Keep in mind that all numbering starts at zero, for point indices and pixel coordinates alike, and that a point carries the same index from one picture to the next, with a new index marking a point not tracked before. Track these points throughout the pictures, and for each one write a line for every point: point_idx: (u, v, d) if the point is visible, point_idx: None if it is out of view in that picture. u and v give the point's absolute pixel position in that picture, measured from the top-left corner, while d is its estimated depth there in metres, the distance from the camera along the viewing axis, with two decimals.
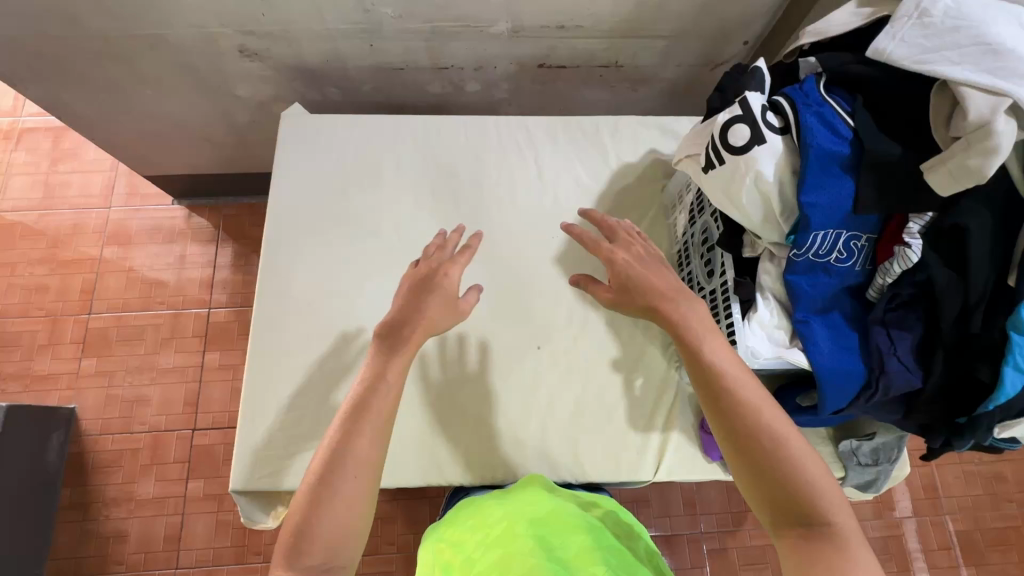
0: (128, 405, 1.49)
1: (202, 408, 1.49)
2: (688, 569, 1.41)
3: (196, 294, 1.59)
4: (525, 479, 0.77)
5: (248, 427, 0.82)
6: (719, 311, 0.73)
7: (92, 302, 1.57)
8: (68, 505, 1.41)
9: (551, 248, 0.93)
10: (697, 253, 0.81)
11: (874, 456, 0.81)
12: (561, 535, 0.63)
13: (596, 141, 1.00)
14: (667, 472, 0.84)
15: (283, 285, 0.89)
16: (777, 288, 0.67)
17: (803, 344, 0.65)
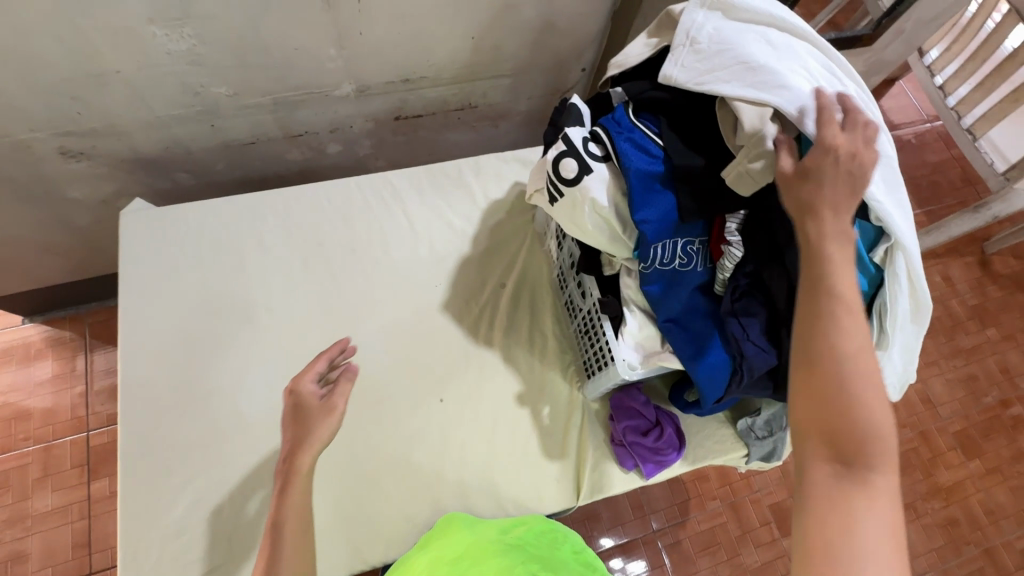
0: (1, 567, 1.27)
1: (97, 547, 1.31)
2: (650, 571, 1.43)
3: (68, 418, 1.40)
4: (445, 520, 0.74)
5: (129, 568, 0.73)
6: (598, 330, 0.77)
7: None
8: None
9: (436, 296, 0.93)
10: (571, 277, 0.85)
11: (769, 427, 0.87)
12: (479, 565, 0.62)
13: (462, 184, 1.01)
14: (589, 493, 0.84)
15: (150, 399, 0.81)
16: (638, 298, 0.70)
17: (671, 347, 0.69)
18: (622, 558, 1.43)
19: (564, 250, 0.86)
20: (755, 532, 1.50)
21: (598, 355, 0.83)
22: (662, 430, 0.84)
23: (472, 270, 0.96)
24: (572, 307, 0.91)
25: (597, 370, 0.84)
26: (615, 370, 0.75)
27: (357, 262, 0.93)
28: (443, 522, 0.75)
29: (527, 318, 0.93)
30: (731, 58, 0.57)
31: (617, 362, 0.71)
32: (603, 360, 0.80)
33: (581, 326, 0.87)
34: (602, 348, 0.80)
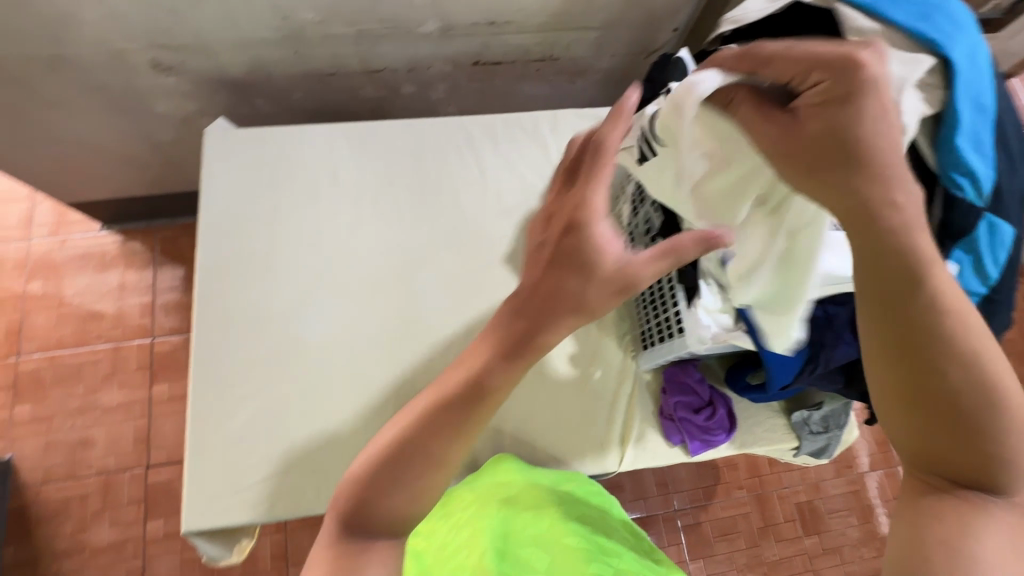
0: (71, 448, 1.40)
1: (155, 444, 1.42)
2: (665, 547, 1.44)
3: (136, 324, 1.50)
4: (495, 458, 0.76)
5: (195, 464, 0.78)
6: (668, 300, 0.77)
7: (19, 343, 1.46)
8: (13, 563, 1.31)
9: (499, 248, 0.92)
10: (642, 243, 0.82)
11: (824, 423, 0.85)
12: (539, 509, 0.68)
13: (537, 138, 0.99)
14: (632, 459, 0.84)
15: (222, 314, 0.85)
16: (719, 273, 0.67)
17: (746, 326, 0.67)
18: None
19: (638, 215, 0.83)
20: (777, 526, 1.49)
21: (659, 326, 0.81)
22: (708, 411, 0.84)
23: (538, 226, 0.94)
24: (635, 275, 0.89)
25: (656, 342, 0.82)
26: (679, 343, 0.74)
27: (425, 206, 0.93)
28: (490, 463, 0.77)
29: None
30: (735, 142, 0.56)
31: (688, 335, 0.70)
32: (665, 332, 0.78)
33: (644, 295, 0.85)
34: (667, 320, 0.78)
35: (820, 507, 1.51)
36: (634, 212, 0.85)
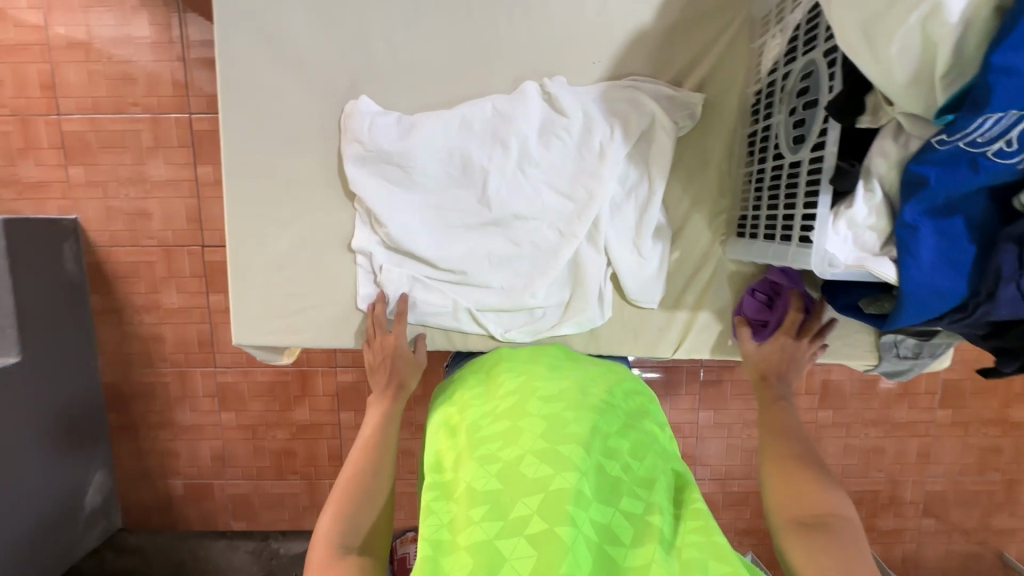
0: (130, 218, 1.44)
1: (207, 226, 1.44)
2: (682, 394, 1.53)
3: (171, 94, 1.38)
4: (534, 357, 0.85)
5: (244, 293, 0.94)
6: (800, 192, 0.73)
7: (57, 101, 1.38)
8: (101, 310, 1.48)
9: (593, 76, 0.92)
10: (786, 106, 0.77)
11: (916, 350, 0.90)
12: (571, 411, 0.71)
13: None
14: (686, 349, 0.97)
15: (252, 114, 0.91)
16: (888, 176, 0.64)
17: (899, 254, 0.63)
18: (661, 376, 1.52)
19: (790, 78, 0.76)
20: (797, 396, 1.53)
21: (768, 220, 0.82)
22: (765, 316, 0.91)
23: (643, 56, 0.91)
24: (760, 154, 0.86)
25: (747, 235, 0.88)
26: (779, 252, 0.78)
27: (501, 21, 0.90)
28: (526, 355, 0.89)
29: (694, 148, 0.93)
30: (345, 142, 0.91)
31: (818, 252, 0.69)
32: (774, 233, 0.80)
33: (767, 176, 0.82)
34: (787, 219, 0.76)
35: (846, 386, 1.53)
36: (787, 75, 0.78)
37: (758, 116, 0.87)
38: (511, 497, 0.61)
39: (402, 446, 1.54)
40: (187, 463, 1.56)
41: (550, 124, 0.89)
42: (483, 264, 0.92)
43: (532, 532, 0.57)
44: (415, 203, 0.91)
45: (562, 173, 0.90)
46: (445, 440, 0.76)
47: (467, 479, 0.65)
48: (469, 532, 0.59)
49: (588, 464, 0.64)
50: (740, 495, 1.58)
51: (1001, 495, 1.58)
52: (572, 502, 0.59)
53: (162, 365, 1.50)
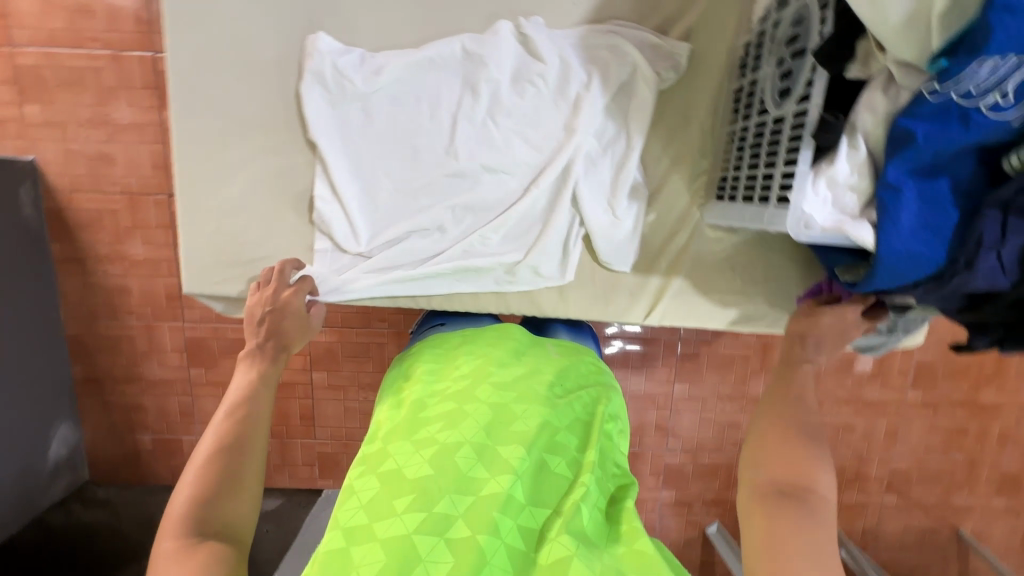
0: (92, 162, 1.36)
1: (173, 174, 1.37)
2: (659, 366, 1.52)
3: (133, 30, 1.29)
4: (496, 334, 0.85)
5: (195, 240, 0.90)
6: (781, 148, 0.71)
7: (9, 31, 1.28)
8: (63, 259, 1.42)
9: (573, 18, 0.87)
10: (773, 57, 0.74)
11: (891, 325, 0.92)
12: (523, 406, 0.71)
13: None
14: (659, 314, 0.94)
15: (205, 47, 0.85)
16: (873, 129, 0.63)
17: (877, 220, 0.63)
18: (637, 346, 1.51)
19: (780, 27, 0.73)
20: None
21: (747, 180, 0.80)
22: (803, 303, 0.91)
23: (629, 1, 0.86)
24: (744, 111, 0.83)
25: (725, 198, 0.86)
26: (756, 213, 0.77)
27: None
28: (489, 328, 0.90)
29: (678, 103, 0.89)
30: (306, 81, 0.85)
31: (796, 210, 0.68)
32: (752, 194, 0.78)
33: (750, 134, 0.80)
34: (769, 178, 0.74)
35: (822, 364, 1.53)
36: (777, 24, 0.74)
37: (746, 71, 0.83)
38: (438, 489, 0.62)
39: (375, 408, 1.53)
40: (155, 418, 1.54)
41: (525, 72, 0.86)
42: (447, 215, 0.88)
43: (452, 534, 0.58)
44: (379, 148, 0.88)
45: (537, 124, 0.86)
46: (385, 415, 0.76)
47: (395, 458, 0.66)
48: (387, 522, 0.60)
49: (528, 467, 0.65)
50: (710, 466, 1.60)
51: (963, 473, 1.62)
52: (500, 510, 0.60)
53: (128, 318, 1.46)
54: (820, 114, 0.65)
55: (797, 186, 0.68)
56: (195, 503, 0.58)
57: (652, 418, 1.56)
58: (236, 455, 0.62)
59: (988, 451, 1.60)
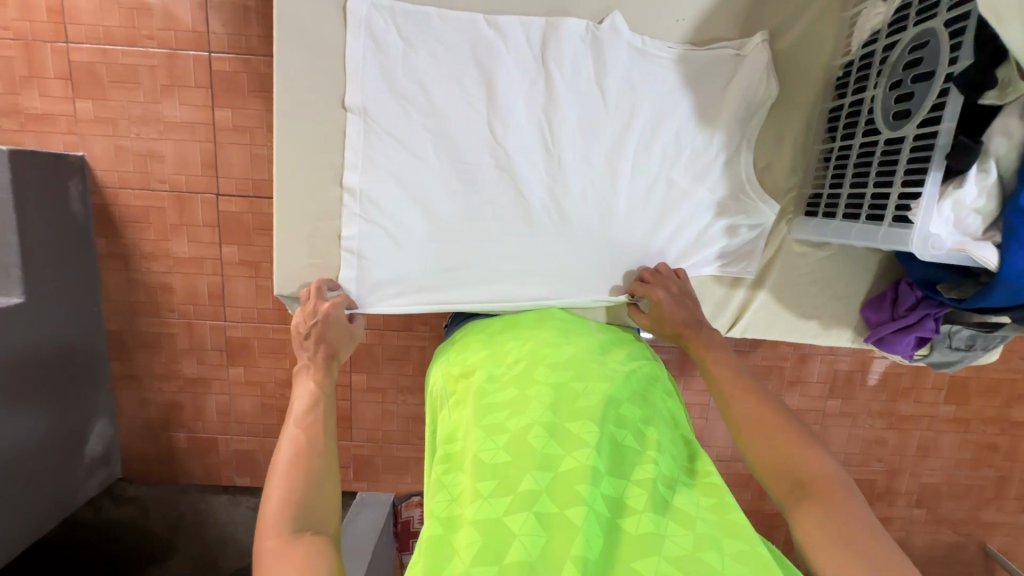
0: (141, 159, 1.36)
1: (222, 173, 1.37)
2: (696, 375, 1.53)
3: (189, 30, 1.30)
4: (539, 327, 0.92)
5: (293, 247, 0.98)
6: (896, 170, 0.79)
7: (65, 27, 1.29)
8: (106, 255, 1.43)
9: (677, 34, 0.94)
10: (889, 79, 0.81)
11: (969, 342, 0.94)
12: (586, 384, 0.78)
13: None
14: (742, 329, 1.06)
15: (328, 75, 0.92)
16: (1008, 156, 0.69)
17: (1000, 243, 0.70)
18: (676, 355, 1.52)
19: (896, 49, 0.80)
20: (808, 384, 1.54)
21: (849, 198, 0.88)
22: (914, 338, 0.94)
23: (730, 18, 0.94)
24: (845, 130, 0.91)
25: (819, 214, 0.96)
26: (863, 230, 0.84)
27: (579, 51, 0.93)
28: (529, 313, 0.99)
29: (776, 125, 0.98)
30: (346, 63, 0.91)
31: (918, 231, 0.73)
32: (859, 211, 0.86)
33: (854, 152, 0.87)
34: (879, 198, 0.82)
35: (859, 378, 1.55)
36: (890, 46, 0.82)
37: (846, 91, 0.92)
38: (519, 473, 0.66)
39: (413, 411, 1.53)
40: (192, 417, 1.53)
41: (579, 67, 0.93)
42: (509, 218, 0.99)
43: (541, 511, 0.63)
44: (435, 143, 0.95)
45: (601, 117, 0.95)
46: (452, 411, 0.82)
47: (472, 447, 0.72)
48: (475, 508, 0.64)
49: (599, 436, 0.70)
50: (743, 477, 1.61)
51: (992, 489, 1.63)
52: (584, 480, 0.64)
53: (170, 316, 1.46)
54: (951, 138, 0.72)
55: (923, 209, 0.73)
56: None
57: None
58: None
59: (1018, 468, 1.62)
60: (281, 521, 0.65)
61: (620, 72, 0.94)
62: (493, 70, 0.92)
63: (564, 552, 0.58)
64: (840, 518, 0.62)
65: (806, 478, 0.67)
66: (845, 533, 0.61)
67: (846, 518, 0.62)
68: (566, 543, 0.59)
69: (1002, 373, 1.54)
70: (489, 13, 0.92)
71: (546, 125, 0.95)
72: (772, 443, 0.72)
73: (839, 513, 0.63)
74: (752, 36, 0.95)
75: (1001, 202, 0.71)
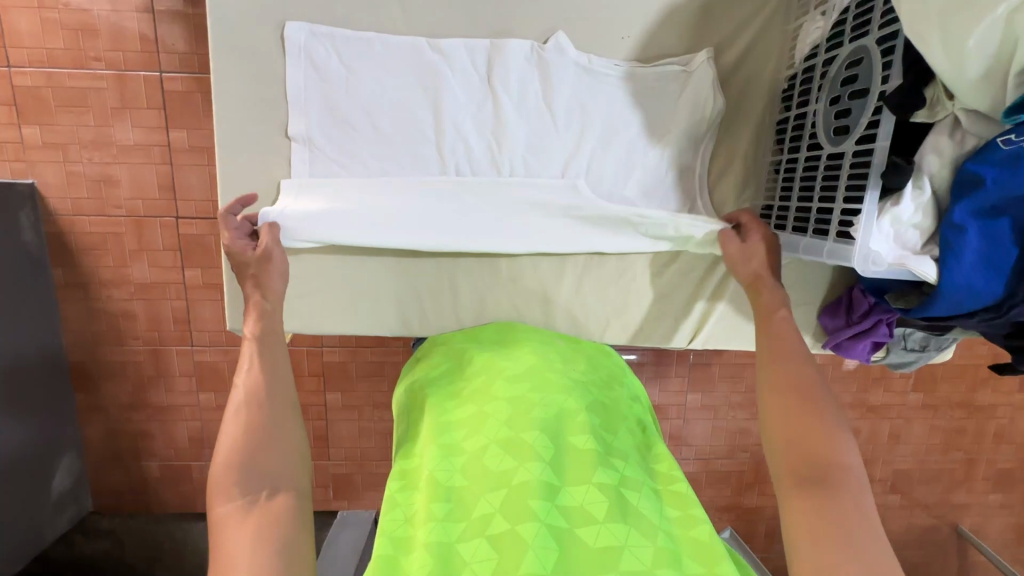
0: (95, 184, 1.32)
1: (181, 196, 1.34)
2: (672, 377, 1.54)
3: (138, 50, 1.26)
4: (512, 339, 0.91)
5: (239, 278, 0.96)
6: (838, 186, 0.79)
7: (7, 51, 1.24)
8: (63, 284, 1.38)
9: (620, 51, 0.94)
10: (829, 92, 0.82)
11: (922, 342, 0.97)
12: (544, 395, 0.77)
13: (626, 11, 0.92)
14: (703, 340, 1.08)
15: (270, 103, 0.91)
16: (941, 171, 0.71)
17: (942, 257, 0.71)
18: (651, 358, 1.52)
19: (835, 64, 0.81)
20: None
21: (798, 211, 0.89)
22: (869, 343, 0.96)
23: (673, 33, 0.94)
24: (791, 142, 0.92)
25: (771, 225, 0.97)
26: (812, 244, 0.84)
27: (523, 72, 0.92)
28: (491, 324, 0.99)
29: (723, 139, 1.00)
30: (288, 90, 0.90)
31: (860, 247, 0.74)
32: (807, 224, 0.87)
33: (800, 164, 0.89)
34: (824, 213, 0.83)
35: (830, 371, 1.57)
36: (829, 60, 0.83)
37: (791, 103, 0.93)
38: (474, 495, 0.66)
39: (390, 427, 1.51)
40: (163, 445, 1.50)
41: (526, 87, 0.93)
42: (462, 239, 0.98)
43: (494, 531, 0.62)
44: (384, 168, 0.95)
45: (550, 136, 0.95)
46: (411, 429, 0.81)
47: (427, 465, 0.71)
48: (427, 529, 0.64)
49: (553, 451, 0.70)
50: (722, 474, 1.62)
51: (962, 472, 1.68)
52: (536, 497, 0.64)
53: (134, 343, 1.42)
54: (887, 157, 0.72)
55: (865, 226, 0.74)
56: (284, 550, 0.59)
57: (665, 430, 1.58)
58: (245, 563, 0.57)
59: (985, 449, 1.67)
60: (232, 484, 0.63)
61: (568, 89, 0.94)
62: (439, 93, 0.92)
63: (516, 570, 0.58)
64: (846, 517, 0.60)
65: (825, 465, 0.65)
66: (844, 539, 0.59)
67: (849, 512, 0.61)
68: (517, 560, 0.59)
69: (965, 359, 1.59)
70: (432, 36, 0.91)
71: (495, 145, 0.95)
72: (793, 418, 0.70)
73: (847, 510, 0.61)
74: (697, 53, 0.95)
75: (937, 217, 0.73)
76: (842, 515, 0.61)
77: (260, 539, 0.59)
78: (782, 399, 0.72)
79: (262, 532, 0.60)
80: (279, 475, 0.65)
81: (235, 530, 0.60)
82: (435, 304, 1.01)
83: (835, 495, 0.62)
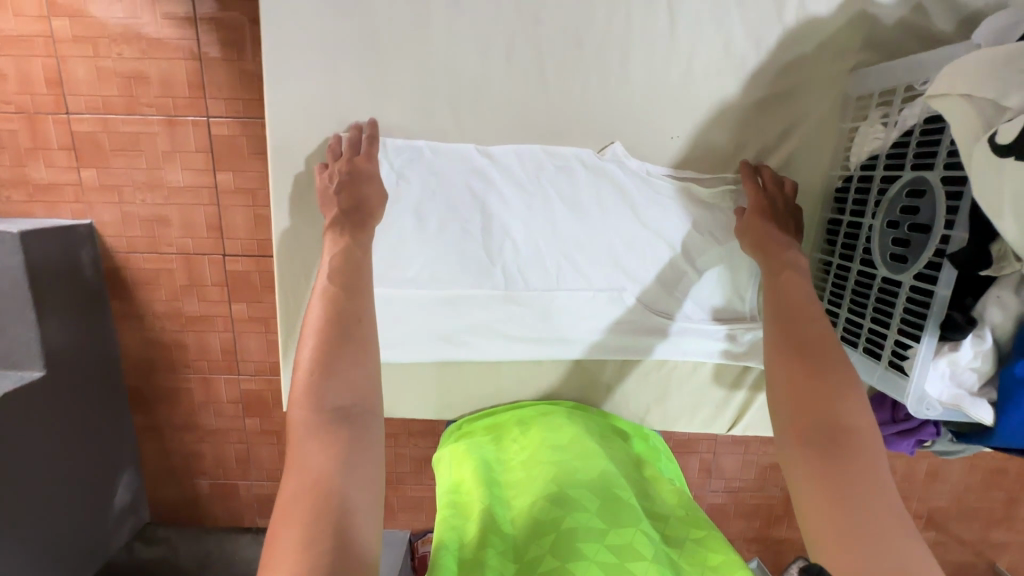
0: (149, 224, 1.38)
1: (227, 234, 1.39)
2: None
3: (186, 95, 1.30)
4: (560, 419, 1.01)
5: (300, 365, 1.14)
6: (896, 308, 0.89)
7: (65, 99, 1.30)
8: (121, 316, 1.46)
9: (669, 149, 1.08)
10: (885, 216, 0.91)
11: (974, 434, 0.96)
12: (591, 464, 0.87)
13: (658, 124, 1.06)
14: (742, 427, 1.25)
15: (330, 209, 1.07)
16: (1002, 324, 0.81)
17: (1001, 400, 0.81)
18: None
19: (894, 187, 0.89)
20: None
21: (853, 315, 1.00)
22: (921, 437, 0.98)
23: (725, 131, 1.07)
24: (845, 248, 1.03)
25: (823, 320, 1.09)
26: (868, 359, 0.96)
27: (564, 172, 1.06)
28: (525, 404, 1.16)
29: None
30: None
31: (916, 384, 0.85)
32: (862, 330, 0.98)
33: (854, 274, 0.99)
34: (881, 326, 0.93)
35: None
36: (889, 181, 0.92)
37: (846, 206, 1.04)
38: (526, 540, 0.75)
39: (425, 453, 1.57)
40: (213, 464, 1.59)
41: (563, 183, 1.07)
42: (503, 327, 1.13)
43: (543, 569, 0.70)
44: (438, 271, 1.08)
45: (581, 230, 1.08)
46: (458, 479, 0.91)
47: (483, 509, 0.81)
48: (483, 565, 0.72)
49: (601, 505, 0.79)
50: (752, 507, 1.63)
51: (1002, 510, 1.64)
52: (587, 538, 0.72)
53: (187, 371, 1.50)
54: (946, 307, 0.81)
55: (922, 365, 0.84)
56: (348, 478, 0.68)
57: (695, 463, 1.59)
58: (319, 484, 0.67)
59: None
60: (314, 405, 0.73)
61: (601, 189, 1.07)
62: (488, 198, 1.06)
63: None
64: (849, 481, 0.69)
65: (835, 429, 0.74)
66: (846, 500, 0.68)
67: (852, 476, 0.69)
68: None
69: None
70: (480, 144, 1.06)
71: (537, 239, 1.08)
72: (805, 380, 0.80)
73: (851, 474, 0.69)
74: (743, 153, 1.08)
75: (997, 362, 0.83)
76: (844, 481, 0.69)
77: (330, 465, 0.69)
78: (804, 364, 0.82)
79: (332, 458, 0.69)
80: (352, 405, 0.75)
81: (309, 446, 0.70)
82: (476, 383, 1.19)
83: (839, 460, 0.71)
